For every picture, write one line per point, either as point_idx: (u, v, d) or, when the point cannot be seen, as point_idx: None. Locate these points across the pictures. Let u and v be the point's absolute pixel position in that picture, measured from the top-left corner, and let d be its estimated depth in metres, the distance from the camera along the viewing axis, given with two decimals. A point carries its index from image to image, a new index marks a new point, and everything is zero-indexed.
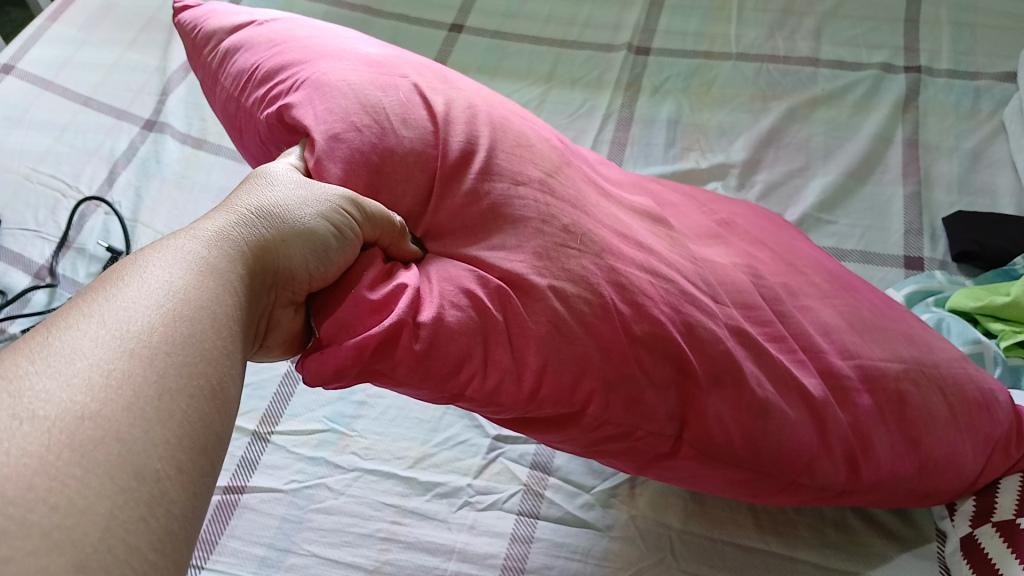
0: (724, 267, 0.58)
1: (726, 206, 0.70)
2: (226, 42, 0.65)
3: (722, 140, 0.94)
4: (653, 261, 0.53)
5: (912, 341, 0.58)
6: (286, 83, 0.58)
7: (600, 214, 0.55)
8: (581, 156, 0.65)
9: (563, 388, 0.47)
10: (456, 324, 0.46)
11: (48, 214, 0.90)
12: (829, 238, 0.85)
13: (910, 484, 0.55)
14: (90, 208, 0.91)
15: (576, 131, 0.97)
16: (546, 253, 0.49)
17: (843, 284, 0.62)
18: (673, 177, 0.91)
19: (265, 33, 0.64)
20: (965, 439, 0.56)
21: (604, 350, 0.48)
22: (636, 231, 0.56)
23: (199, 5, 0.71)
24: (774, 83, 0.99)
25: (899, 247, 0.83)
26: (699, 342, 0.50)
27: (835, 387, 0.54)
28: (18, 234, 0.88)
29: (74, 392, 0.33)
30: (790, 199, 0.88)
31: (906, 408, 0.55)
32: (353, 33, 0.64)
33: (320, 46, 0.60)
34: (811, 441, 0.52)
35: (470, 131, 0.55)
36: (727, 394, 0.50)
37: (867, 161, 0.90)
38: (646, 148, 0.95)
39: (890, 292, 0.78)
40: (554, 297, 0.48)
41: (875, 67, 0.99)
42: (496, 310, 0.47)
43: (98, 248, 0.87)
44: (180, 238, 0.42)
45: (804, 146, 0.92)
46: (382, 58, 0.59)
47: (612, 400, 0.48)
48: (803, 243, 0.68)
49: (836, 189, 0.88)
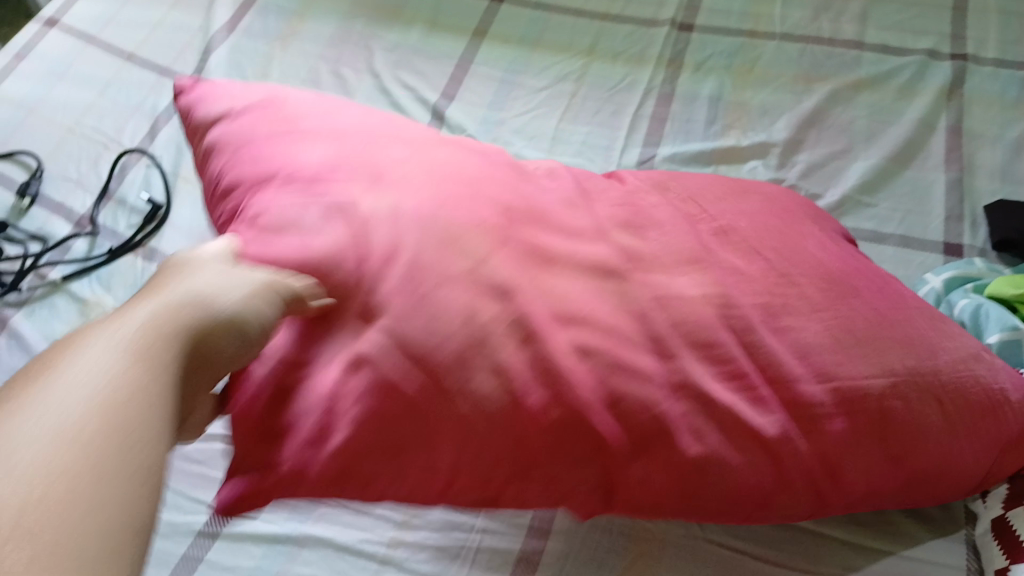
0: (715, 290, 0.57)
1: (756, 191, 0.68)
2: (206, 134, 0.63)
3: (764, 119, 0.93)
4: (587, 343, 0.52)
5: (911, 346, 0.56)
6: (250, 214, 0.56)
7: (547, 274, 0.55)
8: (569, 181, 0.64)
9: (539, 457, 0.50)
10: (424, 417, 0.49)
11: (90, 166, 0.92)
12: (868, 220, 0.84)
13: (901, 499, 0.57)
14: (132, 160, 0.93)
15: (616, 105, 0.96)
16: (463, 351, 0.50)
17: (859, 280, 0.60)
18: (715, 152, 0.90)
19: (241, 121, 0.62)
20: (964, 444, 0.55)
21: (555, 427, 0.50)
22: (583, 302, 0.54)
23: (196, 77, 0.69)
24: (818, 64, 0.98)
25: (938, 232, 0.83)
26: (648, 400, 0.52)
27: (811, 416, 0.53)
28: (61, 183, 0.91)
29: (13, 483, 0.34)
30: (831, 180, 0.88)
31: (893, 437, 0.54)
32: (320, 98, 0.65)
33: (285, 152, 0.59)
34: (797, 491, 0.53)
35: (409, 242, 0.53)
36: (696, 453, 0.51)
37: (910, 145, 0.89)
38: (687, 124, 0.94)
39: (928, 277, 0.78)
40: (496, 368, 0.50)
41: (921, 53, 0.97)
42: (437, 387, 0.49)
43: (139, 200, 0.90)
44: (111, 323, 0.43)
45: (846, 128, 0.91)
46: (333, 165, 0.58)
47: (589, 462, 0.51)
48: (815, 230, 0.64)
49: (877, 173, 0.87)
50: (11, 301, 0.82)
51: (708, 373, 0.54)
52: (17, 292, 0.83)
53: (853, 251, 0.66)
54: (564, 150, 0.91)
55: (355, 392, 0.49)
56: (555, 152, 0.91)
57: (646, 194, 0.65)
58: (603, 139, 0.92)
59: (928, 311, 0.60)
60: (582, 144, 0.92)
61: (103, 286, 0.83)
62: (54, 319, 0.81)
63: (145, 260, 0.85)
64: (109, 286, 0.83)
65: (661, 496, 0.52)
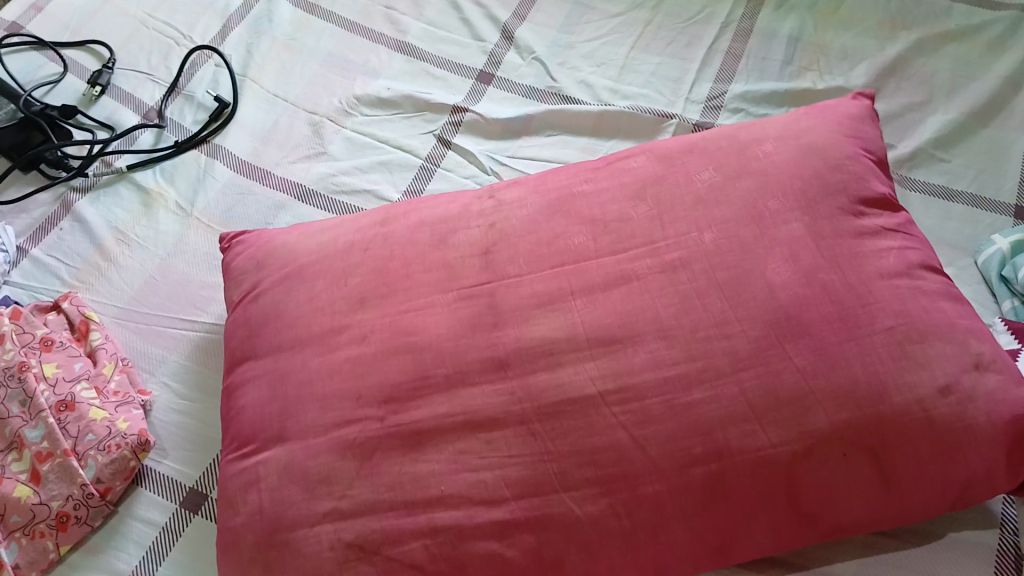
0: (677, 348, 0.59)
1: (819, 134, 0.68)
2: (241, 294, 0.71)
3: (844, 64, 0.93)
4: (563, 413, 0.58)
5: (878, 398, 0.56)
6: (258, 435, 0.63)
7: (533, 328, 0.62)
8: (610, 187, 0.69)
9: (565, 561, 0.56)
10: (413, 519, 0.57)
11: (161, 59, 1.02)
12: (939, 176, 0.84)
13: (921, 515, 0.59)
14: (202, 59, 1.02)
15: (690, 37, 0.97)
16: (409, 481, 0.58)
17: (839, 314, 0.58)
18: (786, 95, 0.91)
19: (262, 307, 0.69)
20: (938, 469, 0.56)
21: (533, 484, 0.57)
22: (578, 374, 0.59)
23: (242, 235, 0.76)
24: (905, 10, 0.95)
25: (1012, 194, 0.82)
26: (615, 444, 0.57)
27: (788, 464, 0.56)
28: (133, 76, 1.01)
29: None
30: (905, 130, 0.88)
31: (879, 462, 0.56)
32: (350, 237, 0.70)
33: (307, 352, 0.64)
34: (816, 527, 0.58)
35: (419, 421, 0.60)
36: (702, 490, 0.56)
37: (991, 104, 0.87)
38: (761, 62, 0.94)
39: (997, 235, 0.78)
40: (456, 450, 0.59)
41: (1016, 8, 0.94)
42: (452, 549, 0.56)
43: (206, 97, 0.98)
44: None
45: (928, 81, 0.90)
46: (350, 359, 0.63)
47: (612, 542, 0.56)
48: (869, 235, 0.62)
49: (954, 128, 0.86)
50: (78, 185, 0.93)
51: (679, 406, 0.57)
52: (84, 176, 0.93)
53: (888, 245, 0.62)
54: (632, 79, 0.95)
55: (276, 503, 0.59)
56: (623, 81, 0.95)
57: (688, 154, 0.69)
58: (674, 71, 0.95)
59: (899, 331, 0.58)
60: (651, 73, 0.95)
61: (166, 178, 0.93)
62: (118, 205, 0.91)
63: (208, 156, 0.94)
64: (171, 180, 0.93)
65: (695, 560, 0.58)
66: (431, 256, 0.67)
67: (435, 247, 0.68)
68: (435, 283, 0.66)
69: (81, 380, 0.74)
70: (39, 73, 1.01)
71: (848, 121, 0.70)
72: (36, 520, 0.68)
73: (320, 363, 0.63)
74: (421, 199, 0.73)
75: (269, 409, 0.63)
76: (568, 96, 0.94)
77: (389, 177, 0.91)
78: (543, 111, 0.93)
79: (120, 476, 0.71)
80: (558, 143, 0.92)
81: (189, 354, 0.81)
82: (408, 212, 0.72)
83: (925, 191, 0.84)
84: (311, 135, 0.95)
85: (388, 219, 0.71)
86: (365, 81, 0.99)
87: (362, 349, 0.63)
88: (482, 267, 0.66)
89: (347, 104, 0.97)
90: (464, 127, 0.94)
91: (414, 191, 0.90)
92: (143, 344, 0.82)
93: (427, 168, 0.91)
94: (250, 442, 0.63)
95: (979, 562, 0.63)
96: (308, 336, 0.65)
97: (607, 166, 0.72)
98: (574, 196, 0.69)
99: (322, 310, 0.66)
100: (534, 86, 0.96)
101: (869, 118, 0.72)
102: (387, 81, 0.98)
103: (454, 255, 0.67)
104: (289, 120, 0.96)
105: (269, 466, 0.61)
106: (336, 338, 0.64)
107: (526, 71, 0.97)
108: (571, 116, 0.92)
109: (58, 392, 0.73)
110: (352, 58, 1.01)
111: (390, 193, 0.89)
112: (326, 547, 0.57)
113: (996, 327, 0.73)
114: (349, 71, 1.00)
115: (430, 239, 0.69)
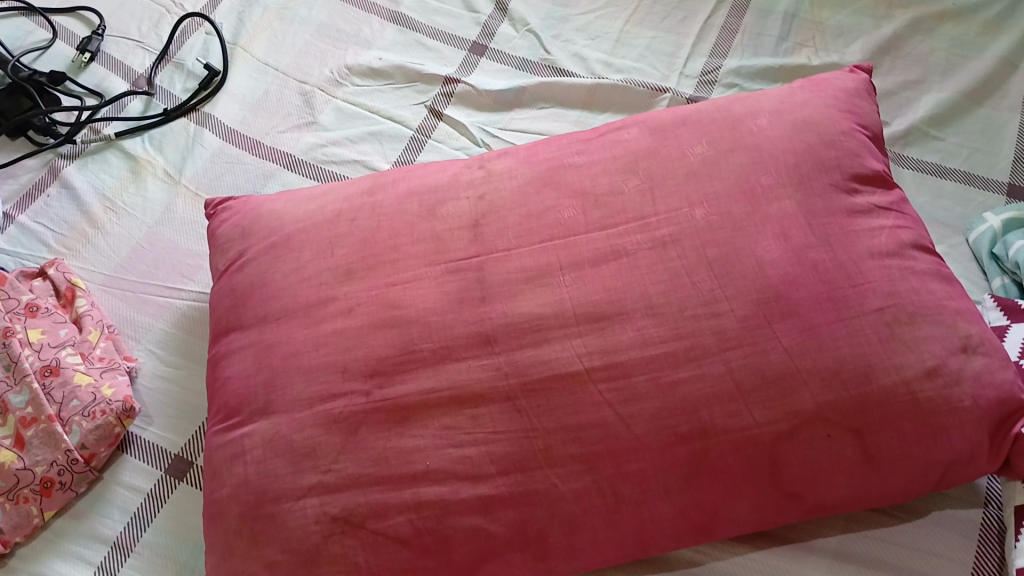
0: (666, 327, 0.59)
1: (811, 111, 0.67)
2: (227, 261, 0.71)
3: (839, 40, 0.92)
4: (549, 390, 0.58)
5: (865, 379, 0.56)
6: (244, 404, 0.63)
7: (520, 303, 0.62)
8: (600, 160, 0.68)
9: (549, 535, 0.57)
10: (397, 494, 0.57)
11: (151, 27, 1.01)
12: (932, 154, 0.84)
13: (903, 494, 0.59)
14: (193, 26, 1.01)
15: (687, 12, 0.96)
16: (394, 455, 0.58)
17: (829, 293, 0.58)
18: (784, 71, 0.90)
19: (249, 275, 0.68)
20: (919, 451, 0.57)
21: (519, 460, 0.57)
22: (567, 352, 0.59)
23: (229, 201, 0.75)
24: None
25: (1005, 173, 0.82)
26: (602, 422, 0.57)
27: (772, 443, 0.56)
28: (122, 43, 1.00)
29: None
30: (900, 108, 0.87)
31: (862, 442, 0.56)
32: (337, 206, 0.70)
33: (294, 322, 0.64)
34: (799, 505, 0.59)
35: (406, 396, 0.60)
36: (686, 467, 0.56)
37: (986, 83, 0.87)
38: (757, 37, 0.93)
39: (988, 214, 0.78)
40: (442, 425, 0.59)
41: None
42: (436, 523, 0.57)
43: (196, 65, 0.97)
44: None
45: (923, 59, 0.90)
46: (338, 330, 0.63)
47: (595, 518, 0.57)
48: (861, 213, 0.62)
49: (948, 106, 0.86)
50: (66, 152, 0.92)
51: (666, 384, 0.57)
52: (72, 143, 0.92)
53: (880, 224, 0.62)
54: (627, 52, 0.95)
55: (264, 469, 0.60)
56: (617, 55, 0.95)
57: (682, 126, 0.69)
58: (668, 46, 0.94)
59: (888, 312, 0.58)
60: (646, 47, 0.95)
61: (155, 145, 0.92)
62: (106, 172, 0.90)
63: (197, 124, 0.93)
64: (160, 147, 0.92)
65: (677, 537, 0.59)
66: (420, 227, 0.67)
67: (424, 218, 0.67)
68: (423, 255, 0.65)
69: (66, 346, 0.74)
70: (28, 39, 1.00)
71: (844, 95, 0.69)
72: (20, 486, 0.68)
73: (306, 334, 0.63)
74: (411, 169, 0.73)
75: (255, 379, 0.63)
76: (562, 69, 0.94)
77: (379, 148, 0.90)
78: (536, 83, 0.92)
79: (104, 442, 0.71)
80: (551, 116, 0.91)
81: (175, 322, 0.81)
82: (396, 181, 0.71)
83: (918, 168, 0.83)
84: (301, 105, 0.94)
85: (376, 188, 0.71)
86: (357, 51, 0.98)
87: (349, 322, 0.63)
88: (470, 240, 0.66)
89: (338, 74, 0.96)
90: (457, 98, 0.93)
91: (404, 161, 0.89)
92: (129, 311, 0.81)
93: (418, 139, 0.91)
94: (236, 413, 0.63)
95: (963, 538, 0.63)
96: (295, 307, 0.65)
97: (598, 138, 0.71)
98: (565, 167, 0.69)
99: (308, 280, 0.66)
100: (528, 59, 0.95)
101: (865, 93, 0.71)
102: (379, 52, 0.98)
103: (442, 227, 0.67)
104: (278, 90, 0.95)
105: (255, 438, 0.61)
106: (323, 311, 0.64)
107: (519, 43, 0.96)
108: (565, 90, 0.92)
109: (42, 357, 0.73)
110: (344, 28, 1.00)
111: (379, 163, 0.89)
112: (311, 520, 0.57)
113: (985, 304, 0.73)
114: (341, 41, 0.99)
115: (419, 209, 0.68)
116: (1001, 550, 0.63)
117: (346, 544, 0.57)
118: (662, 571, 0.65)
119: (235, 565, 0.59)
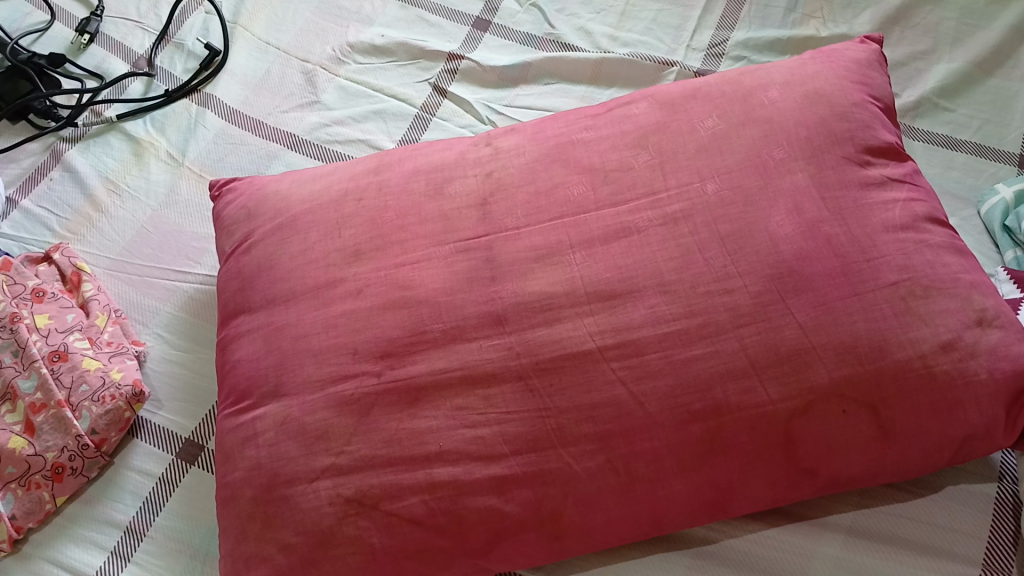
0: (678, 304, 0.58)
1: (826, 82, 0.66)
2: (231, 245, 0.70)
3: (848, 11, 0.91)
4: (562, 370, 0.58)
5: (880, 353, 0.56)
6: (254, 386, 0.62)
7: (530, 282, 0.61)
8: (609, 135, 0.68)
9: (562, 513, 0.57)
10: (411, 475, 0.57)
11: (150, 8, 1.00)
12: (943, 126, 0.83)
13: (919, 469, 0.59)
14: (192, 5, 1.00)
15: None
16: (407, 435, 0.58)
17: (842, 268, 0.58)
18: (791, 42, 0.89)
19: (256, 256, 0.68)
20: (938, 425, 0.56)
21: (532, 440, 0.57)
22: (578, 331, 0.59)
23: (232, 183, 0.75)
24: None
25: (1016, 144, 0.81)
26: (615, 400, 0.57)
27: (787, 419, 0.56)
28: (121, 23, 0.99)
29: None
30: (910, 79, 0.86)
31: (878, 417, 0.56)
32: (343, 187, 0.69)
33: (301, 303, 0.64)
34: (814, 482, 0.59)
35: (418, 379, 0.59)
36: (699, 445, 0.56)
37: (997, 52, 0.86)
38: (765, 9, 0.92)
39: (1002, 184, 0.77)
40: (454, 406, 0.58)
41: None
42: (450, 504, 0.56)
43: (196, 45, 0.97)
44: None
45: (933, 29, 0.89)
46: (346, 312, 0.62)
47: (609, 496, 0.57)
48: (874, 188, 0.61)
49: (959, 77, 0.85)
50: (67, 135, 0.91)
51: (678, 361, 0.57)
52: (73, 126, 0.91)
53: (894, 196, 0.62)
54: (633, 26, 0.94)
55: (276, 449, 0.59)
56: (622, 28, 0.94)
57: (691, 100, 0.68)
58: (674, 18, 0.93)
59: (903, 286, 0.57)
60: (652, 20, 0.94)
61: (157, 127, 0.91)
62: (109, 155, 0.90)
63: (199, 105, 0.92)
64: (162, 129, 0.91)
65: (692, 514, 0.59)
66: (427, 206, 0.66)
67: (431, 197, 0.67)
68: (432, 235, 0.65)
69: (73, 331, 0.74)
70: (26, 21, 0.99)
71: (855, 66, 0.68)
72: (31, 472, 0.68)
73: (315, 316, 0.63)
74: (417, 148, 0.72)
75: (265, 362, 0.63)
76: (566, 43, 0.93)
77: (382, 127, 0.89)
78: (541, 58, 0.91)
79: (114, 427, 0.71)
80: (557, 92, 0.90)
81: (183, 306, 0.80)
82: (403, 159, 0.71)
83: (928, 140, 0.82)
84: (303, 84, 0.93)
85: (382, 167, 0.70)
86: (358, 28, 0.97)
87: (358, 303, 0.62)
88: (479, 219, 0.65)
89: (340, 53, 0.95)
90: (461, 75, 0.92)
91: (408, 140, 0.88)
92: (136, 295, 0.81)
93: (422, 117, 0.90)
94: (247, 396, 0.63)
95: (978, 512, 0.63)
96: (303, 289, 0.64)
97: (607, 113, 0.70)
98: (573, 144, 0.68)
99: (316, 261, 0.65)
100: (532, 34, 0.94)
101: (877, 63, 0.70)
102: (381, 28, 0.97)
103: (449, 206, 0.66)
104: (280, 69, 0.95)
105: (267, 420, 0.61)
106: (332, 292, 0.63)
107: (523, 18, 0.95)
108: (570, 65, 0.91)
109: (49, 343, 0.72)
110: (345, 5, 0.99)
111: (384, 142, 0.88)
112: (325, 502, 0.57)
113: (999, 277, 0.72)
114: (343, 18, 0.98)
115: (426, 188, 0.67)
116: (1015, 524, 0.63)
117: (360, 525, 0.57)
118: (678, 548, 0.65)
119: (250, 547, 0.59)
